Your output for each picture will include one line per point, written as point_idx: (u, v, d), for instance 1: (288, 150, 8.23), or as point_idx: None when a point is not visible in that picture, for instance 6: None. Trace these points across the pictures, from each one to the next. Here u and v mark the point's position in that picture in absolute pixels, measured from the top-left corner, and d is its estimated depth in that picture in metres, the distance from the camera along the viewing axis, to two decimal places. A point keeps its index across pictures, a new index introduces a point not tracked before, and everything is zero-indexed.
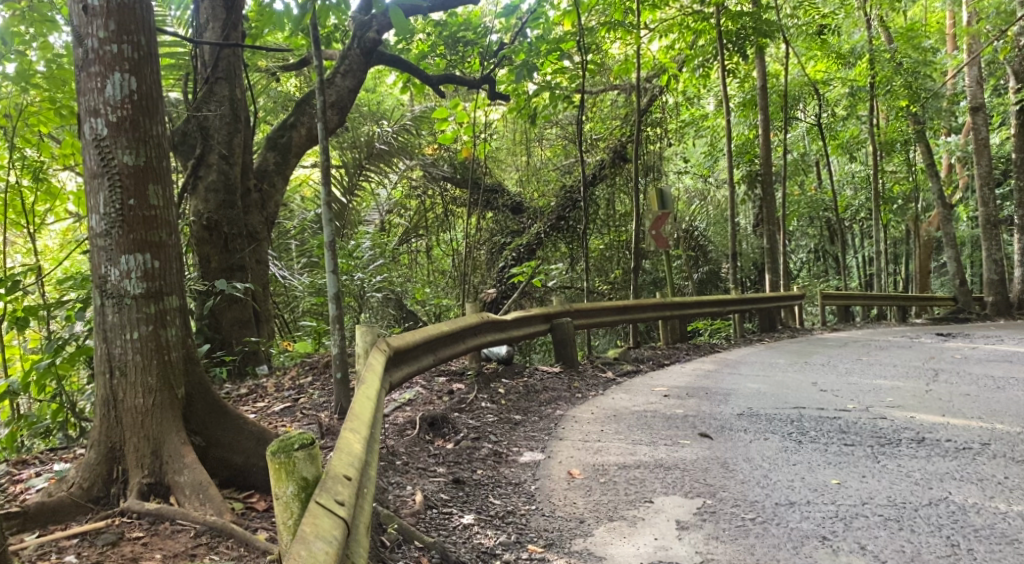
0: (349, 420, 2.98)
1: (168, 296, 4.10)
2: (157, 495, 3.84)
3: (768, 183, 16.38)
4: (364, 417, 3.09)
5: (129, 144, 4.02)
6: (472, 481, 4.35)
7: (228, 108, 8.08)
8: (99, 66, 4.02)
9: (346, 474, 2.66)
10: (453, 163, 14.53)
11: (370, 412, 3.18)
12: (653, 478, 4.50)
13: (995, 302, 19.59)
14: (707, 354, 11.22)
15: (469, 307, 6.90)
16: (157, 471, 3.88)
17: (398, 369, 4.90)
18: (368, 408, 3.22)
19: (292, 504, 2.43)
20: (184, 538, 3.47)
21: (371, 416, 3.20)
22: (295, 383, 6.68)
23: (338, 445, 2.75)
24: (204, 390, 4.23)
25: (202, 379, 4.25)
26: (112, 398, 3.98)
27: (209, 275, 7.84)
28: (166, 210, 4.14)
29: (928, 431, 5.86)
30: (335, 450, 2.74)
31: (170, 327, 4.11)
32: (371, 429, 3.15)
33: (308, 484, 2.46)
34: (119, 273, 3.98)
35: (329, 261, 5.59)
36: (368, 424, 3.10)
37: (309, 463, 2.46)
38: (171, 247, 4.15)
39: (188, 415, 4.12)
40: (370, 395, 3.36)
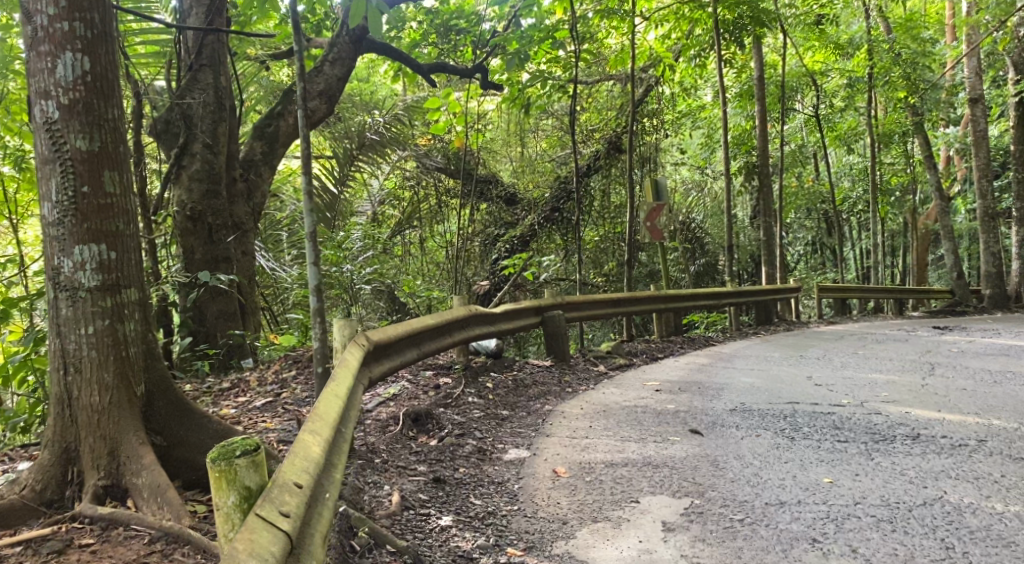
0: (309, 421, 2.78)
1: (126, 289, 3.96)
2: (113, 498, 3.71)
3: (765, 175, 16.24)
4: (327, 418, 2.91)
5: (82, 128, 3.87)
6: (454, 480, 4.22)
7: (212, 96, 7.92)
8: (50, 45, 3.86)
9: (297, 481, 2.42)
10: (447, 153, 14.38)
11: (335, 413, 3.01)
12: (639, 477, 4.37)
13: (993, 295, 19.50)
14: (701, 347, 11.11)
15: (457, 300, 6.76)
16: (113, 473, 3.75)
17: (379, 364, 4.76)
18: (333, 409, 3.03)
19: (233, 515, 2.28)
20: (137, 545, 3.33)
21: (337, 418, 3.02)
22: (278, 378, 6.55)
23: (292, 449, 2.53)
24: (165, 388, 4.10)
25: (163, 377, 4.13)
26: (66, 397, 3.83)
27: (193, 266, 7.69)
28: (123, 198, 3.99)
29: (924, 427, 5.74)
30: (289, 454, 2.51)
31: (130, 321, 3.97)
32: (335, 432, 2.97)
33: (250, 495, 2.29)
34: (72, 265, 3.82)
35: (310, 252, 5.44)
36: (332, 425, 2.92)
37: (252, 471, 2.29)
38: (129, 237, 4.00)
39: (147, 413, 3.99)
40: (338, 396, 3.19)
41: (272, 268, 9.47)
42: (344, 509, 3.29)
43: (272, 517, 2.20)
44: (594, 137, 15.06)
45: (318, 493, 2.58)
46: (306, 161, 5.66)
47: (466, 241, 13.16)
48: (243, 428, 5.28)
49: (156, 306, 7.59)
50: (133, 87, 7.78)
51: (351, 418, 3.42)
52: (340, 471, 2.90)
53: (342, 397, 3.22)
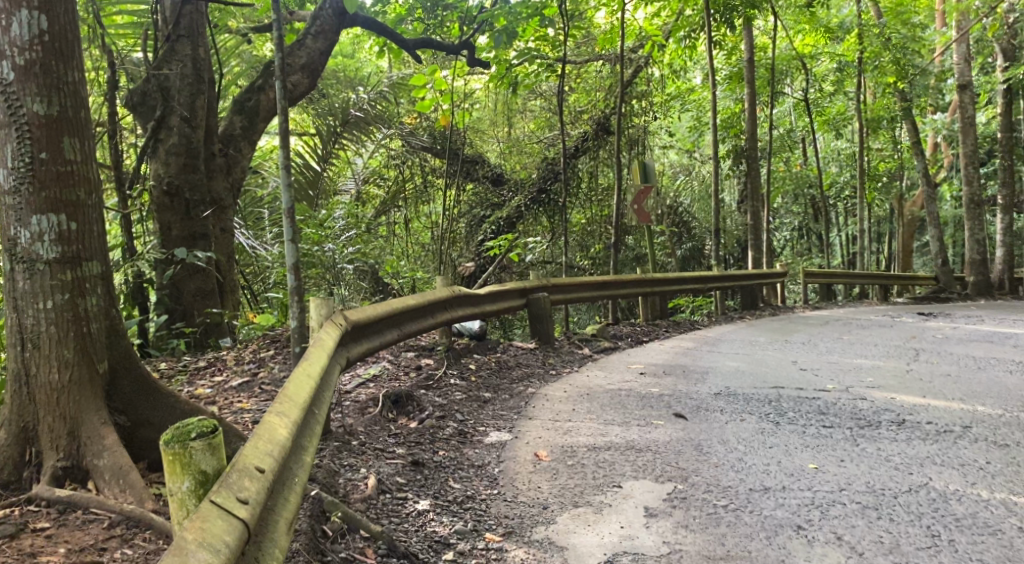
0: (276, 403, 2.65)
1: (87, 262, 3.83)
2: (73, 480, 3.58)
3: (753, 159, 16.17)
4: (297, 401, 2.79)
5: (39, 90, 3.71)
6: (432, 463, 4.13)
7: (191, 68, 7.73)
8: (3, 2, 3.68)
9: (259, 466, 2.29)
10: (433, 133, 14.20)
11: (306, 395, 2.89)
12: (622, 461, 4.30)
13: (976, 282, 19.59)
14: (687, 331, 11.06)
15: (440, 280, 6.65)
16: (74, 454, 3.63)
17: (358, 344, 4.63)
18: (304, 391, 2.91)
19: (188, 502, 2.16)
20: (96, 530, 3.21)
21: (308, 400, 2.90)
22: (256, 357, 6.43)
23: (255, 432, 2.40)
24: (129, 366, 4.00)
25: (127, 354, 4.01)
26: (24, 374, 3.69)
27: (170, 242, 7.54)
28: (84, 166, 3.85)
29: (909, 413, 5.69)
30: (252, 438, 2.39)
31: (93, 296, 3.85)
32: (305, 414, 2.86)
33: (206, 480, 2.18)
34: (29, 236, 3.68)
35: (288, 229, 5.30)
36: (302, 407, 2.80)
37: (209, 455, 2.17)
38: (91, 208, 3.88)
39: (111, 393, 3.88)
40: (311, 376, 3.06)
41: (252, 246, 9.41)
42: (316, 493, 3.20)
43: (228, 505, 2.07)
44: (582, 118, 14.91)
45: (283, 478, 2.46)
46: (285, 135, 5.52)
47: (451, 222, 13.02)
48: (219, 408, 5.17)
49: (132, 282, 7.46)
50: (109, 58, 7.59)
51: (324, 399, 3.30)
52: (310, 455, 2.79)
53: (315, 378, 3.10)
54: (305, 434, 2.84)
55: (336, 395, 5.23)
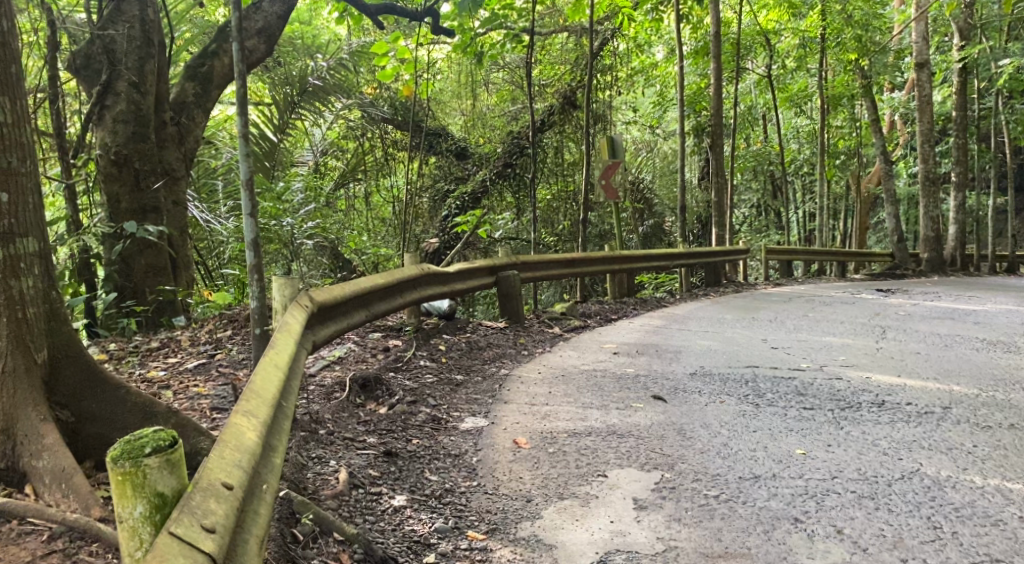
0: (242, 402, 2.40)
1: (21, 239, 3.46)
2: (9, 484, 3.27)
3: (718, 135, 16.05)
4: (266, 397, 2.53)
5: None
6: (406, 453, 3.88)
7: (139, 30, 7.27)
8: None
9: (225, 483, 2.05)
10: (394, 103, 13.82)
11: (274, 388, 2.63)
12: (605, 447, 4.11)
13: (931, 259, 19.86)
14: (654, 309, 10.95)
15: (408, 257, 6.37)
16: (9, 455, 3.30)
17: (325, 326, 4.35)
18: (272, 384, 2.65)
19: (142, 530, 1.86)
20: (35, 543, 2.88)
21: (277, 392, 2.65)
22: (213, 337, 6.09)
23: (218, 442, 2.15)
24: (74, 354, 3.64)
25: (71, 342, 3.66)
26: None
27: (118, 216, 7.13)
28: (16, 128, 3.49)
29: (887, 393, 5.60)
30: (215, 448, 2.14)
31: (30, 279, 3.48)
32: (275, 409, 2.61)
33: (163, 504, 1.88)
34: None
35: (246, 203, 4.97)
36: (272, 403, 2.55)
37: (167, 474, 1.88)
38: (25, 177, 3.51)
39: (53, 385, 3.53)
40: (279, 365, 2.81)
41: (206, 220, 8.98)
42: (285, 492, 2.95)
43: (190, 536, 1.83)
44: (547, 91, 14.62)
45: (253, 489, 2.21)
46: (243, 101, 5.18)
47: (413, 196, 12.66)
48: (174, 394, 4.85)
49: (78, 256, 6.99)
50: (49, 18, 7.10)
51: (294, 387, 3.05)
52: (282, 454, 2.55)
53: (284, 366, 2.85)
54: (275, 431, 2.60)
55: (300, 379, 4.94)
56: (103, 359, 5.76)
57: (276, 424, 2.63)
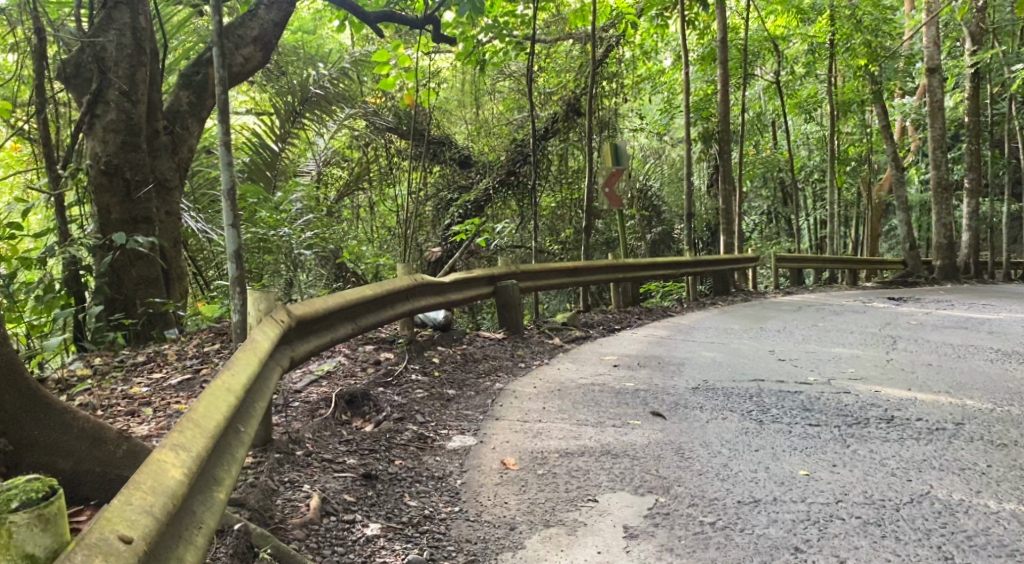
0: (171, 437, 2.17)
1: None
2: None
3: (726, 142, 15.84)
4: (204, 429, 2.30)
5: None
6: (387, 476, 3.70)
7: (130, 38, 7.16)
8: None
9: (127, 536, 1.78)
10: (397, 112, 13.71)
11: (218, 418, 2.41)
12: (598, 469, 3.91)
13: (943, 266, 19.55)
14: (659, 319, 10.74)
15: (401, 268, 6.21)
16: None
17: (306, 341, 4.17)
18: (216, 412, 2.43)
19: None
20: None
21: (222, 423, 2.42)
22: (200, 352, 5.93)
23: (126, 487, 1.91)
24: (15, 374, 3.10)
25: (11, 358, 3.12)
26: None
27: (109, 227, 7.00)
28: None
29: (897, 408, 5.36)
30: (122, 494, 1.89)
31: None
32: (217, 439, 2.38)
33: None
34: None
35: (228, 214, 4.81)
36: (212, 436, 2.32)
37: (37, 532, 1.81)
38: None
39: None
40: (230, 392, 2.59)
41: (202, 230, 8.84)
42: (241, 524, 2.77)
43: None
44: (551, 99, 14.49)
45: (173, 537, 1.97)
46: (226, 109, 5.03)
47: (416, 205, 12.50)
48: (153, 412, 4.67)
49: (66, 269, 6.78)
50: (38, 26, 6.98)
51: (252, 416, 2.83)
52: (222, 491, 2.31)
53: (236, 394, 2.62)
54: (217, 466, 2.37)
55: (284, 396, 4.77)
56: (86, 374, 5.60)
57: (218, 459, 2.39)
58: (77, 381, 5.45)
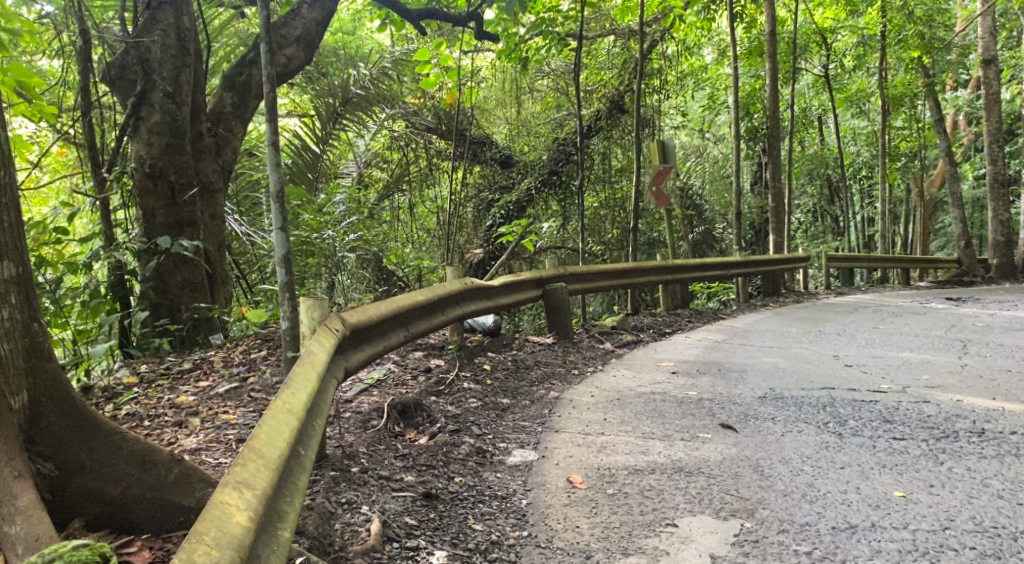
0: (232, 475, 1.94)
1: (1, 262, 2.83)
2: None
3: (774, 138, 15.38)
4: (268, 460, 2.08)
5: None
6: (447, 495, 3.46)
7: (174, 39, 7.04)
8: None
9: None
10: (438, 113, 13.50)
11: (281, 445, 2.19)
12: (672, 489, 3.64)
13: (1000, 265, 18.85)
14: (710, 321, 10.39)
15: (451, 271, 5.97)
16: None
17: (359, 350, 3.94)
18: (279, 441, 2.20)
19: None
20: None
21: (286, 450, 2.20)
22: (247, 359, 5.75)
23: (186, 542, 1.67)
24: (62, 397, 2.96)
25: (58, 380, 2.98)
26: None
27: (154, 230, 6.88)
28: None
29: (986, 420, 4.98)
30: (181, 550, 1.66)
31: (5, 309, 2.83)
32: (280, 472, 2.16)
33: None
34: None
35: (276, 216, 4.61)
36: (276, 469, 2.10)
37: None
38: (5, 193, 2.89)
39: (34, 433, 2.86)
40: (292, 412, 2.38)
41: (246, 233, 8.71)
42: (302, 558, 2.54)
43: None
44: (593, 97, 14.20)
45: None
46: (272, 109, 4.85)
47: (458, 206, 12.16)
48: (201, 423, 4.48)
49: (112, 274, 6.67)
50: (83, 27, 6.88)
51: (312, 437, 2.62)
52: (286, 529, 2.09)
53: (298, 414, 2.41)
54: (280, 499, 2.15)
55: (335, 406, 4.55)
56: (132, 382, 5.44)
57: (281, 490, 2.18)
58: (123, 390, 5.28)
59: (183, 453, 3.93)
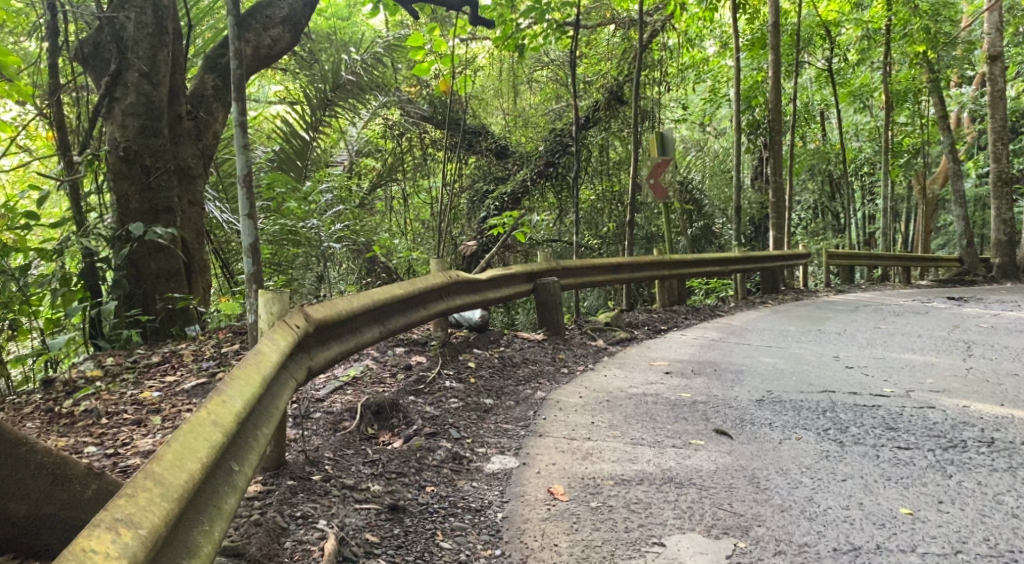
0: (112, 511, 1.71)
1: None
2: None
3: (776, 131, 15.09)
4: (166, 491, 1.85)
5: None
6: (415, 507, 3.20)
7: (151, 17, 6.74)
8: None
9: None
10: (433, 101, 13.12)
11: (190, 469, 1.95)
12: (660, 502, 3.36)
13: (1002, 265, 18.48)
14: (707, 318, 10.11)
15: (435, 264, 5.69)
16: None
17: (326, 348, 3.66)
18: (189, 464, 1.97)
19: None
20: None
21: (197, 474, 1.97)
22: (218, 353, 5.46)
23: None
24: None
25: None
26: None
27: (128, 216, 6.58)
28: None
29: (995, 429, 4.71)
30: None
31: None
32: (188, 501, 1.93)
33: None
34: None
35: (244, 201, 4.38)
36: (178, 498, 1.87)
37: None
38: None
39: None
40: (216, 426, 2.15)
41: (228, 222, 8.41)
42: None
43: None
44: (592, 87, 13.88)
45: None
46: (242, 89, 4.59)
47: (452, 195, 11.79)
48: (161, 422, 4.19)
49: (83, 262, 6.33)
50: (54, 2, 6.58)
51: (252, 448, 2.38)
52: None
53: (224, 428, 2.17)
54: (190, 532, 1.92)
55: (305, 405, 4.27)
56: (95, 375, 5.16)
57: (192, 520, 1.95)
58: (84, 384, 4.99)
59: (135, 456, 3.65)
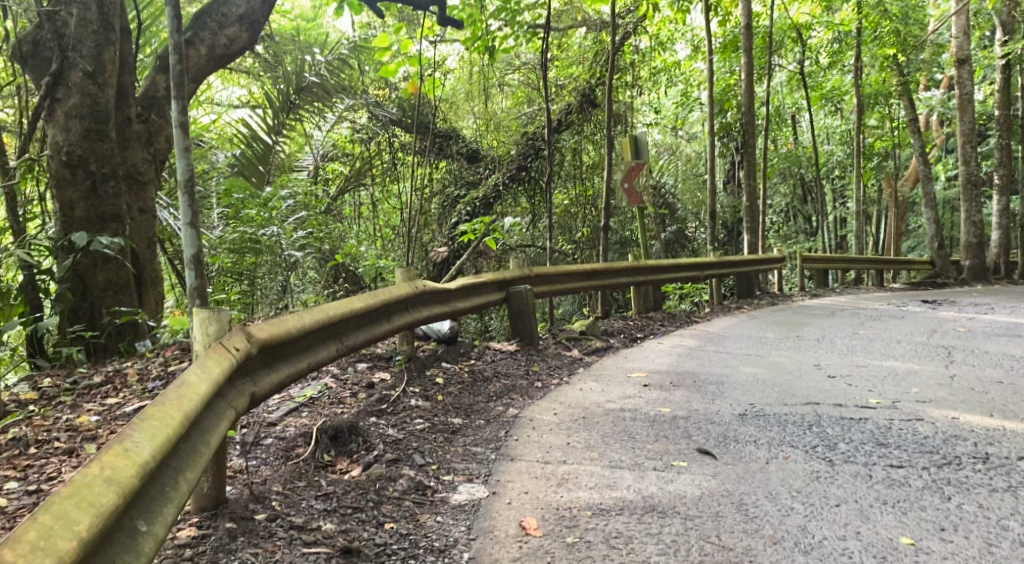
0: None
1: None
2: None
3: (749, 134, 14.93)
4: None
5: None
6: (372, 549, 2.88)
7: (96, 13, 6.34)
8: None
9: None
10: (402, 104, 12.77)
11: (68, 547, 1.68)
12: (642, 536, 3.07)
13: (973, 266, 18.44)
14: (684, 325, 9.89)
15: (399, 273, 5.35)
16: None
17: (275, 370, 3.34)
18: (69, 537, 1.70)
19: None
20: None
21: (79, 551, 1.70)
22: (165, 372, 5.09)
23: None
24: None
25: None
26: None
27: (72, 225, 6.16)
28: None
29: (988, 443, 4.48)
30: None
31: None
32: None
33: None
34: None
35: (185, 207, 4.26)
36: None
37: None
38: None
39: None
40: (112, 485, 1.89)
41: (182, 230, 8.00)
42: None
43: None
44: (564, 91, 13.59)
45: None
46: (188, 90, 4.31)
47: (422, 201, 11.39)
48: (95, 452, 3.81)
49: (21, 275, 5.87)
50: None
51: (167, 500, 2.14)
52: None
53: (123, 487, 1.91)
54: None
55: (254, 431, 3.92)
56: (30, 399, 4.75)
57: None
58: (17, 408, 4.58)
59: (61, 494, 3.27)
